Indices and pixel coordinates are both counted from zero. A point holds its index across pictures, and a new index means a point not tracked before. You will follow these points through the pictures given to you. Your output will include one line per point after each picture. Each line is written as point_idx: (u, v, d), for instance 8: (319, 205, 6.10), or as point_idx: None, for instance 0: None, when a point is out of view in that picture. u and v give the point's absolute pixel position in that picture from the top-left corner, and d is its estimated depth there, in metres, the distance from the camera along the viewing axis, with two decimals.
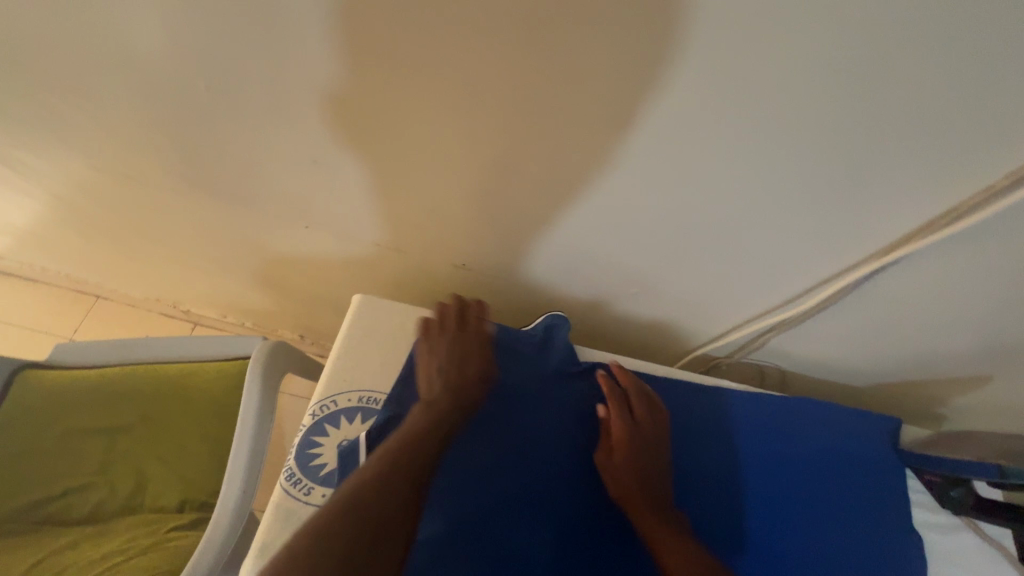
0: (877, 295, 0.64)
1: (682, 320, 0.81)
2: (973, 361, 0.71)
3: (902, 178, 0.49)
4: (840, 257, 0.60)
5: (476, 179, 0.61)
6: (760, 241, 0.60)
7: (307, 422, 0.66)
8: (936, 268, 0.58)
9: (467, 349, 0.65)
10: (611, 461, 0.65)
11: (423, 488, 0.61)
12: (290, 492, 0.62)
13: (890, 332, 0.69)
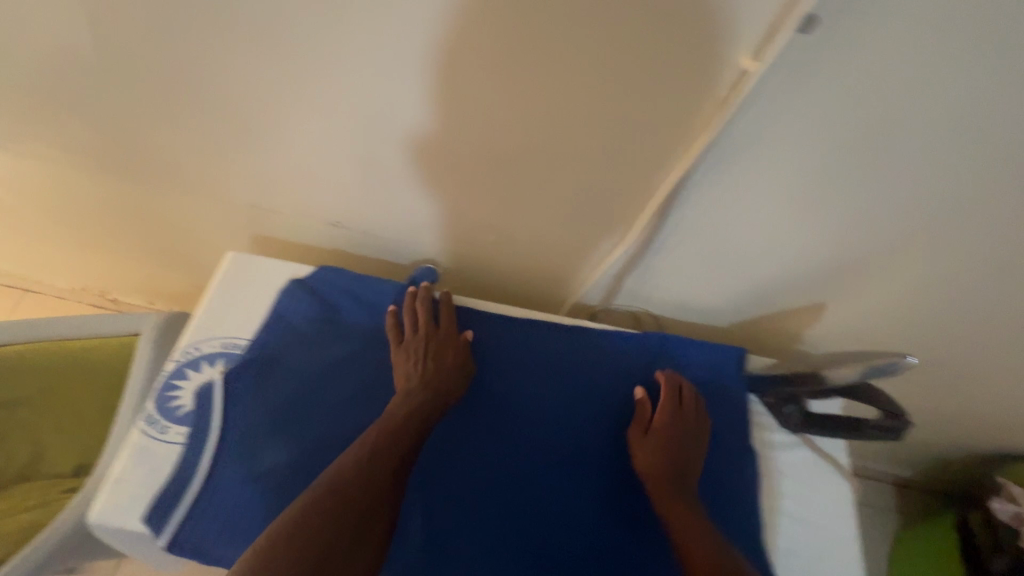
0: (698, 225, 0.68)
1: (550, 269, 0.85)
2: (804, 290, 0.76)
3: (660, 97, 0.54)
4: (647, 185, 0.64)
5: (328, 110, 0.67)
6: (575, 171, 0.66)
7: (170, 367, 0.69)
8: (732, 195, 0.62)
9: (440, 345, 0.71)
10: (638, 448, 0.68)
11: (271, 426, 0.65)
12: (147, 432, 0.65)
13: (726, 265, 0.74)
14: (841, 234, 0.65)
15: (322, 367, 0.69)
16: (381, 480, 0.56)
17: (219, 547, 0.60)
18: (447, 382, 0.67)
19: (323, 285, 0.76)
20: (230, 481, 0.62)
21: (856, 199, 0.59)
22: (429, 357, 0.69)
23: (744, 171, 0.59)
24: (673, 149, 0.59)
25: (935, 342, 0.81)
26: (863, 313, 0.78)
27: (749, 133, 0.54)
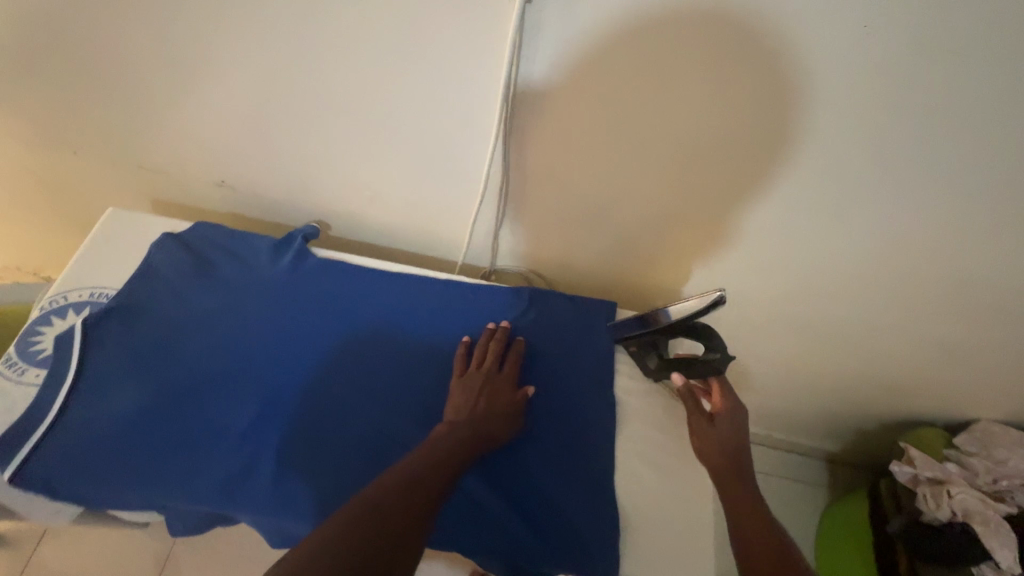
0: (550, 167, 0.73)
1: (432, 228, 0.89)
2: (662, 237, 0.80)
3: (465, 28, 0.59)
4: (494, 124, 0.69)
5: (201, 62, 0.71)
6: (429, 113, 0.70)
7: (35, 314, 0.71)
8: (560, 130, 0.68)
9: (503, 385, 0.72)
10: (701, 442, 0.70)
11: (133, 368, 0.68)
12: (3, 373, 0.66)
13: (588, 213, 0.79)
14: (669, 170, 0.69)
15: (191, 314, 0.72)
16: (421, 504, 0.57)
17: (67, 483, 0.62)
18: (495, 420, 0.68)
19: (194, 239, 0.78)
20: (83, 421, 0.64)
21: (667, 130, 0.64)
22: (485, 392, 0.70)
23: (561, 103, 0.65)
24: (494, 82, 0.64)
25: (794, 287, 0.86)
26: (720, 261, 0.83)
27: (563, 60, 0.59)
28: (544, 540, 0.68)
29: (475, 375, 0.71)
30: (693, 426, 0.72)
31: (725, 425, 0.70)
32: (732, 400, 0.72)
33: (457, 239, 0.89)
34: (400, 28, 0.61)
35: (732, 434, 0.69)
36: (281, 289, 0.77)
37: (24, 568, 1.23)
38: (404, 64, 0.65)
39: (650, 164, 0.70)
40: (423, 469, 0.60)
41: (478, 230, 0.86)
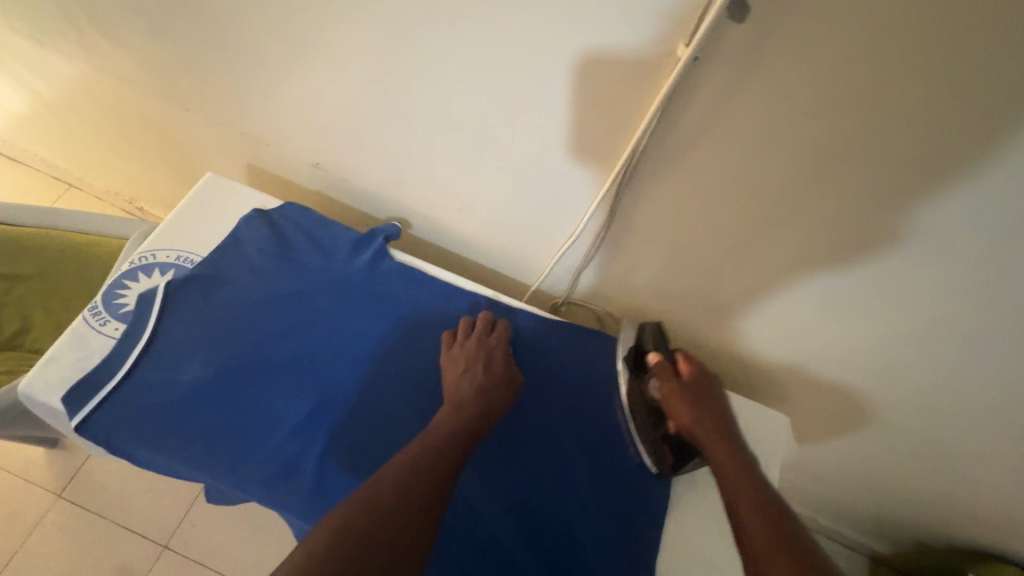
0: (656, 220, 0.67)
1: (515, 248, 0.84)
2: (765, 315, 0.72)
3: (609, 69, 0.54)
4: (604, 164, 0.64)
5: (316, 50, 0.69)
6: (538, 141, 0.65)
7: (125, 267, 0.73)
8: (682, 190, 0.61)
9: (495, 352, 0.71)
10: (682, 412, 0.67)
11: (202, 339, 0.69)
12: (87, 321, 0.68)
13: (688, 271, 0.72)
14: (790, 251, 0.62)
15: (265, 296, 0.72)
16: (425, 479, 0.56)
17: (125, 443, 0.63)
18: (495, 389, 0.68)
19: (281, 222, 0.77)
20: (149, 384, 0.65)
21: (804, 213, 0.57)
22: (479, 363, 0.69)
23: (694, 167, 0.58)
24: (625, 128, 0.58)
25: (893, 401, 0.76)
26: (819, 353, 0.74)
27: (701, 113, 0.53)
28: None
29: (461, 348, 0.71)
30: (673, 407, 0.68)
31: (705, 407, 0.67)
32: (696, 365, 0.72)
33: (538, 264, 0.85)
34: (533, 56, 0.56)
35: (713, 413, 0.67)
36: (354, 287, 0.75)
37: (76, 473, 1.34)
38: (528, 91, 0.60)
39: (769, 244, 0.62)
40: (430, 448, 0.59)
41: (562, 262, 0.81)
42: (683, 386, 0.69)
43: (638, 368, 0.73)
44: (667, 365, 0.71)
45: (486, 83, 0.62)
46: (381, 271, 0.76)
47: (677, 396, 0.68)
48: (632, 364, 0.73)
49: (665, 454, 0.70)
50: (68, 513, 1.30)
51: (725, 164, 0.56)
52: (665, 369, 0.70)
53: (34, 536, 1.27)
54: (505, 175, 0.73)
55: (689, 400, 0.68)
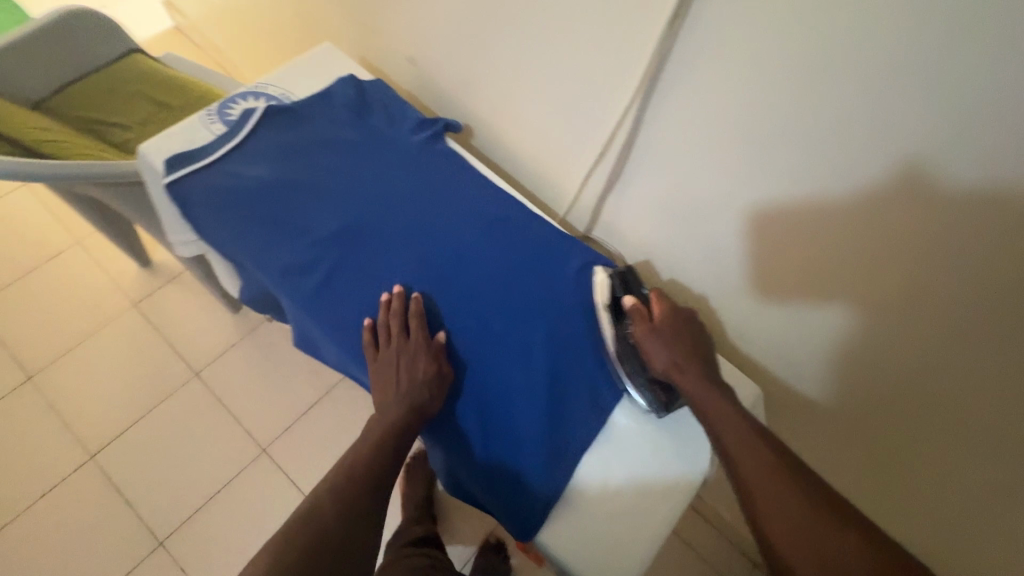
0: (681, 136, 0.74)
1: (555, 167, 0.93)
2: (764, 256, 0.76)
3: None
4: (641, 76, 0.72)
5: None
6: (587, 49, 0.75)
7: (244, 90, 0.90)
8: (702, 109, 0.69)
9: (416, 355, 0.70)
10: (655, 351, 0.67)
11: (277, 153, 0.83)
12: (202, 116, 0.86)
13: (703, 202, 0.78)
14: (791, 186, 0.68)
15: (335, 139, 0.86)
16: (359, 496, 0.61)
17: (197, 210, 0.80)
18: (418, 391, 0.68)
19: (367, 89, 0.91)
20: (226, 175, 0.80)
21: (806, 141, 0.63)
22: (401, 373, 0.69)
23: (711, 77, 0.66)
24: (657, 38, 0.67)
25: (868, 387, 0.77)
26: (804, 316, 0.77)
27: (727, 24, 0.61)
28: (487, 475, 0.70)
29: (383, 355, 0.71)
30: (647, 350, 0.68)
31: (681, 348, 0.66)
32: (667, 305, 0.71)
33: (570, 185, 0.92)
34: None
35: (687, 353, 0.66)
36: (404, 154, 0.86)
37: (153, 292, 1.60)
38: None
39: (775, 169, 0.68)
40: (363, 462, 0.64)
41: (591, 185, 0.89)
42: (656, 328, 0.68)
43: (617, 313, 0.73)
44: (642, 309, 0.70)
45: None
46: (431, 148, 0.87)
47: (649, 339, 0.68)
48: (613, 313, 0.73)
49: (658, 394, 0.69)
50: (139, 321, 1.56)
51: (736, 77, 0.64)
52: (639, 313, 0.70)
53: (109, 328, 1.54)
54: (556, 86, 0.83)
55: (664, 339, 0.67)
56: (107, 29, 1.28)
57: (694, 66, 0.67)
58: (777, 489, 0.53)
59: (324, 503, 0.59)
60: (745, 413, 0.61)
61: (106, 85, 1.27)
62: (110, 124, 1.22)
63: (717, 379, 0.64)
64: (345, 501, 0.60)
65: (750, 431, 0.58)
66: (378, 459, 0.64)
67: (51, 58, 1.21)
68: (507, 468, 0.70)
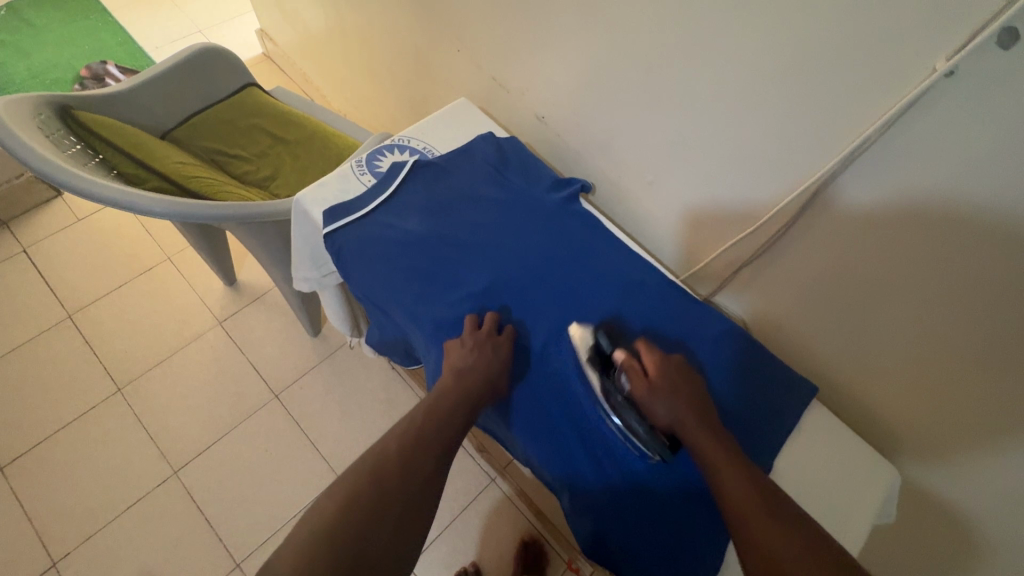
0: (827, 236, 0.74)
1: (682, 234, 0.95)
2: (901, 363, 0.75)
3: (844, 82, 0.63)
4: (797, 172, 0.74)
5: (574, 22, 0.88)
6: (737, 133, 0.77)
7: (389, 141, 0.94)
8: (875, 211, 0.68)
9: (500, 346, 0.76)
10: (656, 403, 0.69)
11: (427, 208, 0.86)
12: (352, 166, 0.89)
13: (840, 295, 0.77)
14: (941, 302, 0.67)
15: (478, 195, 0.89)
16: (417, 467, 0.62)
17: (349, 260, 0.82)
18: (498, 375, 0.74)
19: (505, 148, 0.94)
20: (378, 225, 0.84)
21: (997, 258, 0.60)
22: (485, 357, 0.74)
23: (898, 185, 0.64)
24: (819, 142, 0.69)
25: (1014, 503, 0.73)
26: (955, 423, 0.74)
27: (896, 149, 0.62)
28: (662, 549, 0.70)
29: (469, 339, 0.75)
30: (649, 405, 0.69)
31: (682, 397, 0.68)
32: (658, 353, 0.73)
33: (696, 252, 0.95)
34: (781, 59, 0.67)
35: (687, 401, 0.68)
36: (545, 214, 0.89)
37: (237, 312, 1.65)
38: (747, 91, 0.73)
39: (927, 284, 0.67)
40: (425, 433, 0.65)
41: (722, 260, 0.90)
42: (655, 384, 0.70)
43: (604, 369, 0.75)
44: (636, 365, 0.72)
45: (713, 79, 0.76)
46: (569, 210, 0.90)
47: (648, 395, 0.69)
48: (601, 368, 0.75)
49: (660, 440, 0.69)
50: (222, 339, 1.61)
51: (931, 190, 0.62)
52: (634, 370, 0.72)
53: (194, 344, 1.59)
54: (695, 160, 0.85)
55: (662, 393, 0.69)
56: (229, 63, 1.34)
57: (885, 171, 0.65)
58: (756, 516, 0.56)
59: (378, 473, 0.59)
60: (740, 455, 0.63)
61: (226, 116, 1.32)
62: (228, 155, 1.27)
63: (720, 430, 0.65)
64: (406, 472, 0.61)
65: (732, 466, 0.61)
66: (448, 434, 0.67)
67: (178, 91, 1.27)
68: (664, 551, 0.70)
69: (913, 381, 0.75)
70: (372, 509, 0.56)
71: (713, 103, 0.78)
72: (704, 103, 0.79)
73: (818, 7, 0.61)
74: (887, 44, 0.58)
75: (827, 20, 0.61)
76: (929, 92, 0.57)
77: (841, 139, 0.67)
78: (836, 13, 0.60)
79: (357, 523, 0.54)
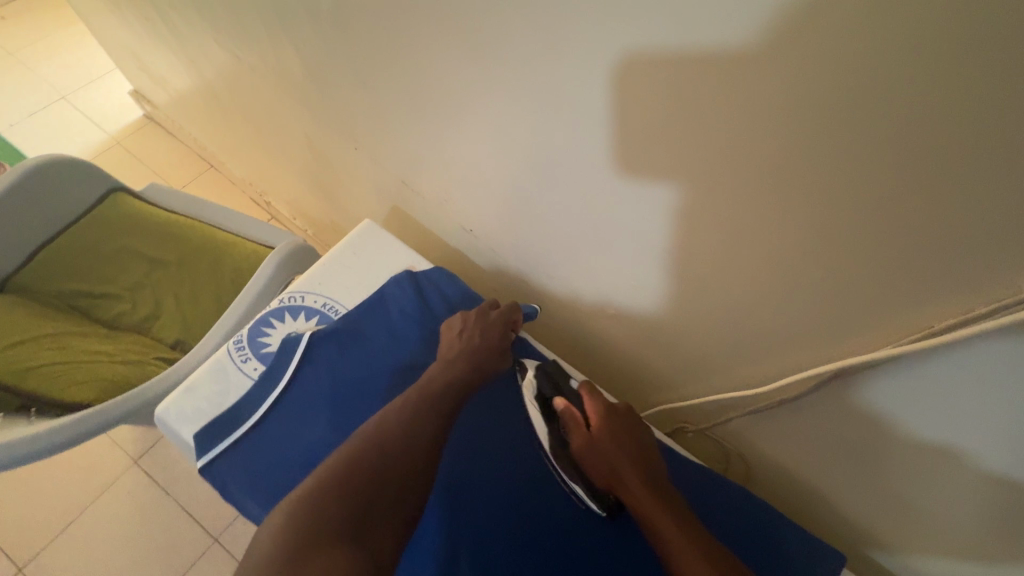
0: (835, 401, 0.61)
1: (658, 357, 0.81)
2: (939, 527, 0.63)
3: (852, 244, 0.48)
4: (793, 328, 0.59)
5: (493, 129, 0.70)
6: (715, 274, 0.61)
7: (275, 303, 0.73)
8: (914, 391, 0.53)
9: (495, 324, 0.72)
10: (589, 455, 0.66)
11: (337, 402, 0.66)
12: (230, 354, 0.68)
13: (856, 453, 0.64)
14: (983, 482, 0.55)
15: (400, 367, 0.69)
16: (382, 474, 0.52)
17: (240, 495, 0.62)
18: (490, 352, 0.69)
19: (425, 292, 0.75)
20: (274, 439, 0.64)
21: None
22: (476, 333, 0.70)
23: (925, 369, 0.51)
24: (822, 304, 0.54)
25: None
26: None
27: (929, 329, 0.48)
28: None
29: (461, 317, 0.72)
30: (587, 459, 0.66)
31: (620, 450, 0.65)
32: (601, 402, 0.69)
33: (678, 380, 0.81)
34: (764, 208, 0.51)
35: (628, 457, 0.64)
36: None
37: (155, 443, 1.41)
38: (720, 235, 0.57)
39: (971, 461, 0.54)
40: (395, 435, 0.56)
41: (708, 397, 0.76)
42: (592, 435, 0.66)
43: (552, 419, 0.72)
44: (575, 412, 0.69)
45: (678, 216, 0.59)
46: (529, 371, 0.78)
47: (586, 446, 0.66)
48: (547, 415, 0.73)
49: (608, 499, 0.67)
50: (142, 480, 1.37)
51: (975, 381, 0.48)
52: (572, 418, 0.69)
53: (109, 494, 1.35)
54: (665, 292, 0.70)
55: (600, 441, 0.66)
56: (81, 172, 1.08)
57: (914, 358, 0.51)
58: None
59: (325, 492, 0.50)
60: (685, 514, 0.57)
61: (85, 242, 1.07)
62: (95, 296, 1.03)
63: (662, 487, 0.61)
64: (364, 482, 0.51)
65: (668, 518, 0.56)
66: (426, 435, 0.57)
67: (13, 223, 1.01)
68: None
69: (965, 550, 0.62)
70: (311, 526, 0.47)
71: (681, 237, 0.61)
72: (670, 234, 0.62)
73: (810, 167, 0.45)
74: (907, 220, 0.43)
75: (822, 183, 0.45)
76: (973, 283, 0.43)
77: (851, 304, 0.52)
78: (836, 175, 0.44)
79: (298, 544, 0.46)
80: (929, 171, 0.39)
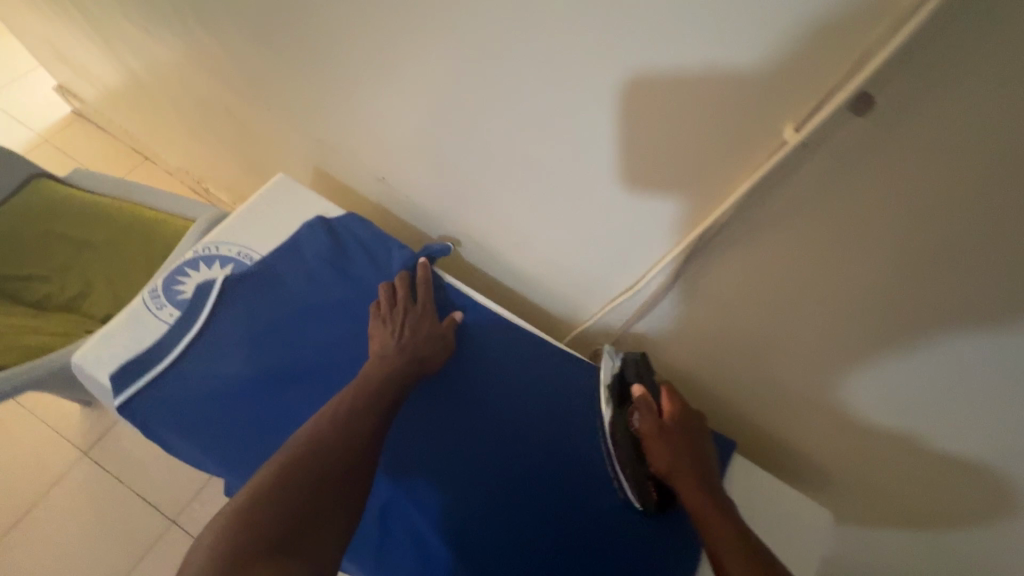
0: (703, 293, 0.66)
1: (565, 287, 0.86)
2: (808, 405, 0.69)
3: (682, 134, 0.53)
4: (658, 231, 0.64)
5: (378, 73, 0.72)
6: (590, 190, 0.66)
7: (189, 254, 0.75)
8: (763, 272, 0.59)
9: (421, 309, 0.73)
10: (660, 454, 0.63)
11: (255, 339, 0.70)
12: (146, 303, 0.70)
13: (733, 345, 0.70)
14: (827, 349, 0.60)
15: (315, 305, 0.73)
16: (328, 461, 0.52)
17: (161, 430, 0.65)
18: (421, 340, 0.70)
19: (339, 235, 0.78)
20: (194, 375, 0.67)
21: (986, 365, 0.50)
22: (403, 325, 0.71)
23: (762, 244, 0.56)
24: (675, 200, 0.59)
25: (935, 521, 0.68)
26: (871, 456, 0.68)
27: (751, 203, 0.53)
28: None
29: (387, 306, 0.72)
30: (651, 452, 0.64)
31: (684, 452, 0.63)
32: (678, 399, 0.67)
33: (583, 306, 0.85)
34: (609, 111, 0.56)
35: (690, 458, 0.62)
36: None
37: (104, 435, 1.40)
38: (584, 147, 0.62)
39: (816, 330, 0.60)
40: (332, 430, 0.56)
41: (610, 315, 0.81)
42: (667, 427, 0.65)
43: (621, 399, 0.69)
44: (653, 402, 0.66)
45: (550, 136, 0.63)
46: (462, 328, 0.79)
47: (657, 440, 0.64)
48: (618, 394, 0.69)
49: (650, 493, 0.66)
50: (93, 472, 1.36)
51: (799, 246, 0.54)
52: (649, 405, 0.66)
53: (60, 489, 1.34)
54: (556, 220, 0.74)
55: (667, 446, 0.63)
56: None
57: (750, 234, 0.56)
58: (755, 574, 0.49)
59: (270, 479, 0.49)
60: (739, 514, 0.57)
61: (7, 228, 1.06)
62: (20, 279, 1.03)
63: (718, 488, 0.60)
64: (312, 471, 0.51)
65: (730, 520, 0.55)
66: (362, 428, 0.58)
67: None
68: None
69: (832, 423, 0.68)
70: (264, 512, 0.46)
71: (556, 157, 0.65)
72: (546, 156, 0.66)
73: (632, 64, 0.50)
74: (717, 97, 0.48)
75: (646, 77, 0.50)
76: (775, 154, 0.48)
77: (697, 196, 0.57)
78: (668, 72, 0.49)
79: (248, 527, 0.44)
80: (725, 55, 0.44)
